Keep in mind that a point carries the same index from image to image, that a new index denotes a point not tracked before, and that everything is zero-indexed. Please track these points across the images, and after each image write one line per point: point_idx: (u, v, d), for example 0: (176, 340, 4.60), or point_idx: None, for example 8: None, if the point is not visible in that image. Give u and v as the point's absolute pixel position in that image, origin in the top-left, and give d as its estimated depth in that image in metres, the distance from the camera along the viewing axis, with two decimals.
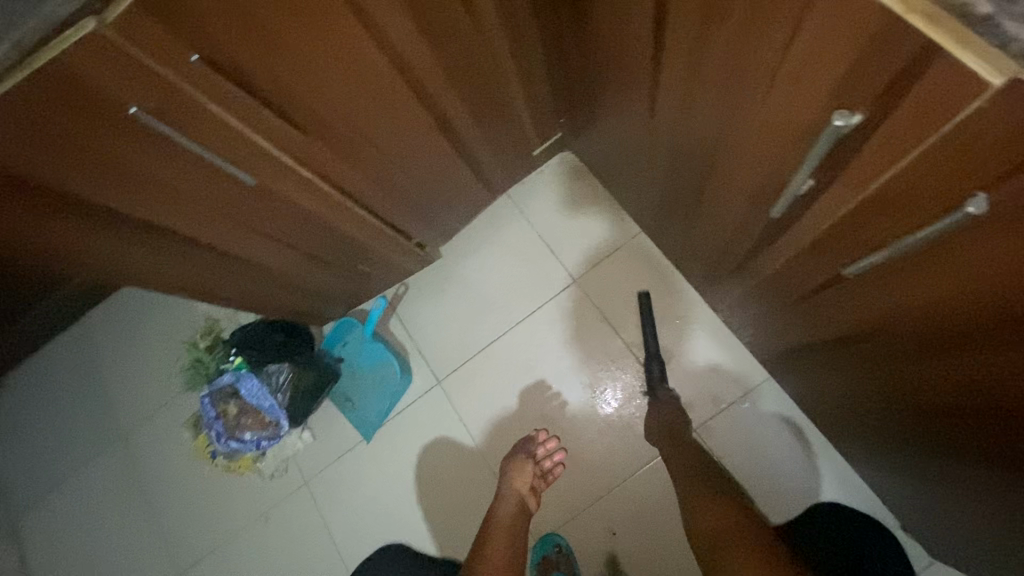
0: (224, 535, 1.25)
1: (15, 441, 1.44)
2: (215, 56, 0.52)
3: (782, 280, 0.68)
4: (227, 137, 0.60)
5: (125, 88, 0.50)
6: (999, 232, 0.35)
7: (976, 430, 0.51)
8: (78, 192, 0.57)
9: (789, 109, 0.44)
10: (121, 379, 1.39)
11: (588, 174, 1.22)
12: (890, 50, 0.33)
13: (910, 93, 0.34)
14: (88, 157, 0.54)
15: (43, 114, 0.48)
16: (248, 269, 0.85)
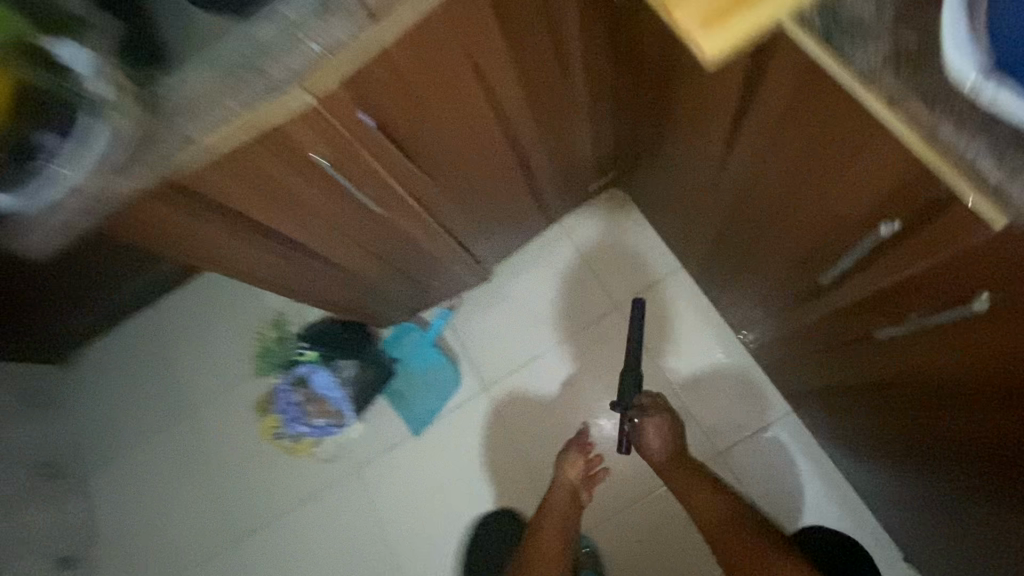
0: (280, 508, 1.38)
1: (90, 406, 1.58)
2: (371, 121, 0.65)
3: (815, 330, 0.78)
4: (362, 178, 0.73)
5: (303, 144, 0.63)
6: (999, 326, 0.46)
7: (980, 474, 0.60)
8: (245, 214, 0.70)
9: (841, 209, 0.55)
10: (192, 359, 1.53)
11: (635, 209, 1.32)
12: (925, 190, 0.44)
13: (937, 220, 0.45)
14: (261, 190, 0.67)
15: (242, 161, 0.61)
16: (343, 277, 0.98)
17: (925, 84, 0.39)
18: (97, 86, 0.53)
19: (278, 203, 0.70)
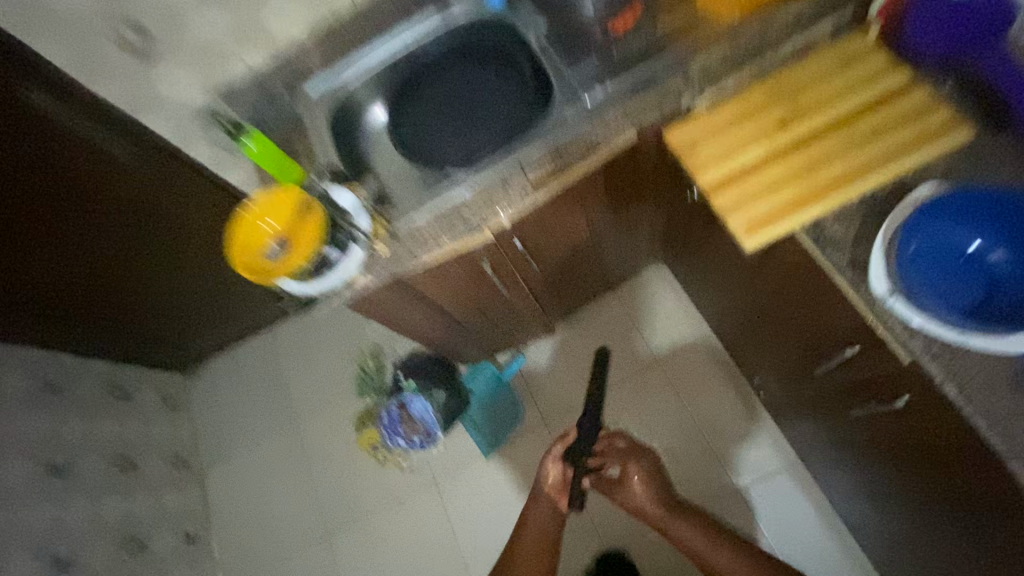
0: (366, 510, 1.68)
1: (212, 410, 1.92)
2: (504, 239, 0.95)
3: (810, 408, 1.04)
4: (490, 274, 1.04)
5: (461, 257, 0.93)
6: (919, 415, 0.69)
7: (940, 527, 0.79)
8: (413, 296, 1.01)
9: (822, 333, 0.82)
10: (300, 378, 1.86)
11: (674, 284, 1.55)
12: (862, 334, 0.71)
13: (872, 348, 0.71)
14: (428, 285, 0.99)
15: (421, 272, 0.92)
16: (455, 333, 1.30)
17: (859, 278, 0.68)
18: (362, 222, 0.88)
19: (440, 291, 1.02)
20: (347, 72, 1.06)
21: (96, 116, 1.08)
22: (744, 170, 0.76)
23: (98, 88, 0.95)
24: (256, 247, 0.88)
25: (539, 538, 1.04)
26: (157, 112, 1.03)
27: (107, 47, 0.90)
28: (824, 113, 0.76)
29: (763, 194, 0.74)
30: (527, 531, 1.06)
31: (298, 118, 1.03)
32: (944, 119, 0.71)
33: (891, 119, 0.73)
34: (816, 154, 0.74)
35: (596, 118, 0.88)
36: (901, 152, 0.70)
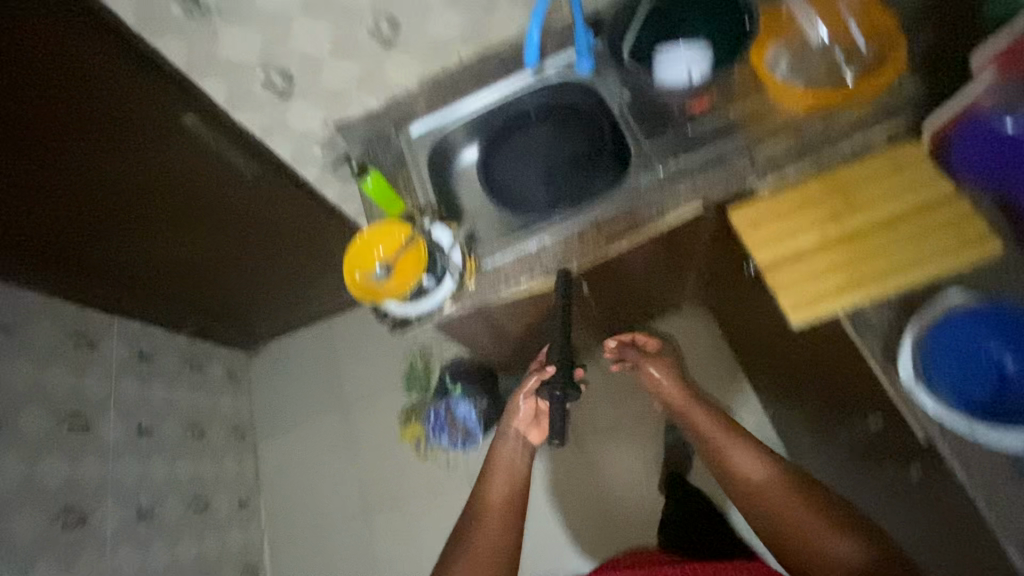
0: (404, 496, 1.83)
1: (268, 388, 2.10)
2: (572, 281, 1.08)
3: (830, 458, 1.15)
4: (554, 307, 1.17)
5: (534, 294, 1.07)
6: (927, 485, 0.81)
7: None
8: (485, 321, 1.15)
9: (849, 399, 0.93)
10: (352, 368, 2.03)
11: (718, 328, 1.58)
12: (887, 411, 0.82)
13: (894, 423, 0.82)
14: (501, 312, 1.12)
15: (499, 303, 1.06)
16: (508, 350, 1.43)
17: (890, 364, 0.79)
18: (455, 258, 1.03)
19: (509, 317, 1.16)
20: (451, 124, 1.20)
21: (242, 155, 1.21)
22: (796, 254, 0.88)
23: (242, 116, 1.10)
24: (364, 268, 1.03)
25: (508, 468, 1.12)
26: (282, 138, 1.18)
27: (255, 87, 1.05)
28: (873, 211, 0.87)
29: (810, 278, 0.86)
30: (497, 466, 1.13)
31: (402, 157, 1.19)
32: (981, 231, 0.81)
33: (933, 225, 0.84)
34: (862, 248, 0.86)
35: (667, 189, 1.01)
36: (938, 257, 0.81)
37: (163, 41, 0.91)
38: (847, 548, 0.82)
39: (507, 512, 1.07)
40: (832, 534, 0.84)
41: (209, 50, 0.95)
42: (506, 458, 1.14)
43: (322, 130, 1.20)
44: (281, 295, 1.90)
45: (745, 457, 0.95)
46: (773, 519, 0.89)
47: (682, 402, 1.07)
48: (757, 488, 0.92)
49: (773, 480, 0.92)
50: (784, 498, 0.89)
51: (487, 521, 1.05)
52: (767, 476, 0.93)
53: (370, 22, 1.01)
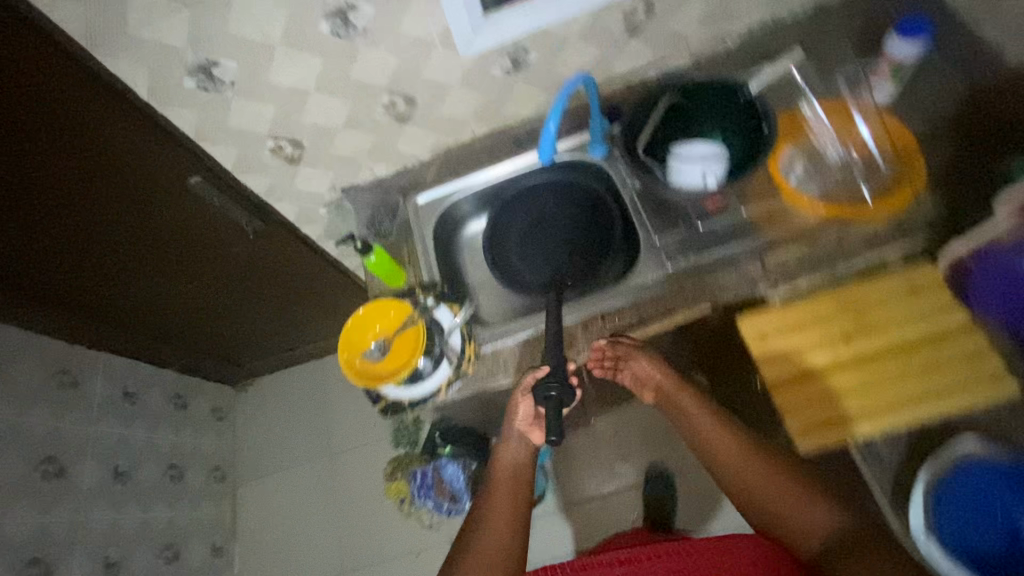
0: (384, 554, 1.77)
1: (253, 425, 2.04)
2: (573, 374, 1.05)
3: None
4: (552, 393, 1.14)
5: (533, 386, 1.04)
6: None
7: None
8: (482, 403, 1.12)
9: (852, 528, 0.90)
10: (341, 413, 1.98)
11: None
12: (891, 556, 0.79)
13: None
14: (496, 398, 1.09)
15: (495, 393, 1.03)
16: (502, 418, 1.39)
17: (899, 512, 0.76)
18: (454, 342, 1.01)
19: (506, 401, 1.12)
20: (456, 195, 1.18)
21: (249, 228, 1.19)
22: (807, 373, 0.87)
23: (249, 178, 1.08)
24: (360, 347, 1.00)
25: (512, 475, 0.96)
26: (287, 200, 1.17)
27: (264, 153, 1.03)
28: (888, 334, 0.85)
29: (821, 400, 0.85)
30: (501, 475, 0.96)
31: (407, 226, 1.17)
32: (998, 368, 0.80)
33: (948, 356, 0.82)
34: (875, 373, 0.84)
35: (677, 290, 0.98)
36: (954, 392, 0.80)
37: (173, 112, 0.89)
38: (823, 514, 0.78)
39: (510, 531, 0.89)
40: (804, 499, 0.80)
41: (219, 120, 0.93)
42: (508, 466, 0.97)
43: (328, 193, 1.18)
44: (274, 337, 1.88)
45: (704, 424, 0.91)
46: (741, 490, 0.84)
47: (671, 392, 0.96)
48: (721, 461, 0.87)
49: (737, 447, 0.87)
50: (754, 465, 0.84)
51: (491, 538, 0.87)
52: (727, 442, 0.88)
53: (385, 99, 0.99)
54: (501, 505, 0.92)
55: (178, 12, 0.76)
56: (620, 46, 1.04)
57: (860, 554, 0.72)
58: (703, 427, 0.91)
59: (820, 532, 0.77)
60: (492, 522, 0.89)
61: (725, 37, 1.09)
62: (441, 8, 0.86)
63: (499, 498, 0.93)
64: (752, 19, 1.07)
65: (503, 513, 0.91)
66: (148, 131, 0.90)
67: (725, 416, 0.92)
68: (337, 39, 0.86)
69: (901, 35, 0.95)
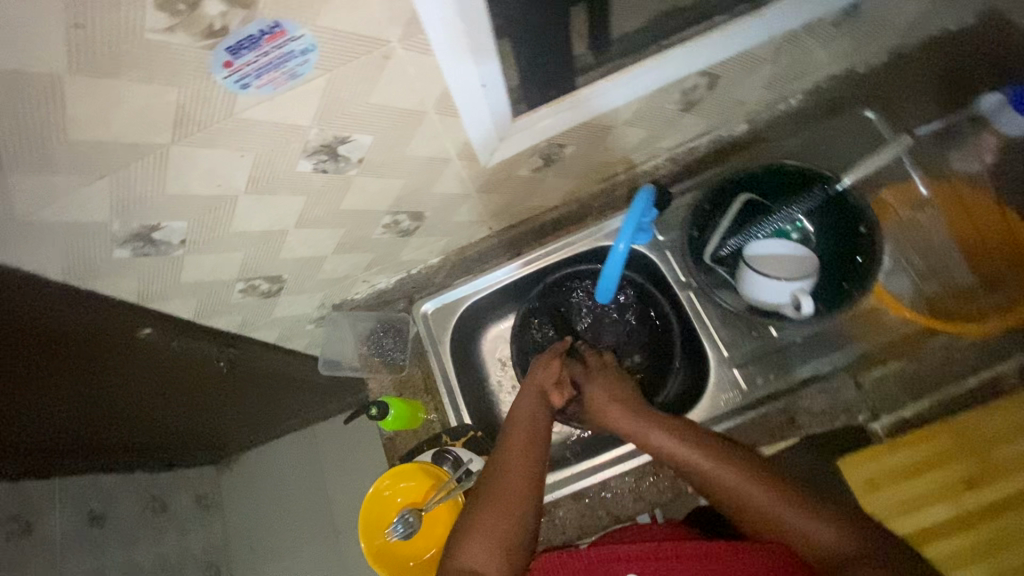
0: None
1: (242, 509, 1.85)
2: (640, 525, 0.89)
3: None
4: None
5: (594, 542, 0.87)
6: None
7: None
8: None
9: None
10: (343, 487, 1.84)
11: None
12: None
13: None
14: None
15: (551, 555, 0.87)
16: None
17: None
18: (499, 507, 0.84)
19: None
20: (474, 299, 0.98)
21: (221, 360, 0.95)
22: (933, 529, 0.75)
23: (216, 319, 0.85)
24: (384, 526, 0.81)
25: (528, 427, 0.76)
26: (265, 327, 0.95)
27: (233, 296, 0.80)
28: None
29: (957, 561, 0.73)
30: (518, 424, 0.77)
31: (420, 346, 0.97)
32: None
33: None
34: (1015, 526, 0.72)
35: (760, 421, 0.82)
36: None
37: (105, 283, 0.65)
38: (821, 526, 0.65)
39: (519, 503, 0.67)
40: (800, 513, 0.66)
41: (171, 278, 0.70)
42: (525, 417, 0.77)
43: (316, 311, 0.97)
44: (260, 425, 1.66)
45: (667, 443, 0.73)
46: (738, 512, 0.69)
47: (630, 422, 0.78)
48: (707, 485, 0.70)
49: (707, 456, 0.71)
50: (735, 477, 0.69)
51: (503, 491, 0.68)
52: (713, 465, 0.70)
53: (387, 220, 0.78)
54: (513, 465, 0.70)
55: (92, 184, 0.51)
56: (671, 122, 0.84)
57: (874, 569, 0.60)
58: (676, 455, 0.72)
59: (817, 546, 0.64)
60: (505, 477, 0.69)
61: (788, 96, 0.90)
62: (464, 122, 0.64)
63: (512, 461, 0.71)
64: (821, 76, 0.89)
65: (516, 471, 0.70)
66: (84, 303, 0.66)
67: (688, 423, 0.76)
68: (324, 175, 0.63)
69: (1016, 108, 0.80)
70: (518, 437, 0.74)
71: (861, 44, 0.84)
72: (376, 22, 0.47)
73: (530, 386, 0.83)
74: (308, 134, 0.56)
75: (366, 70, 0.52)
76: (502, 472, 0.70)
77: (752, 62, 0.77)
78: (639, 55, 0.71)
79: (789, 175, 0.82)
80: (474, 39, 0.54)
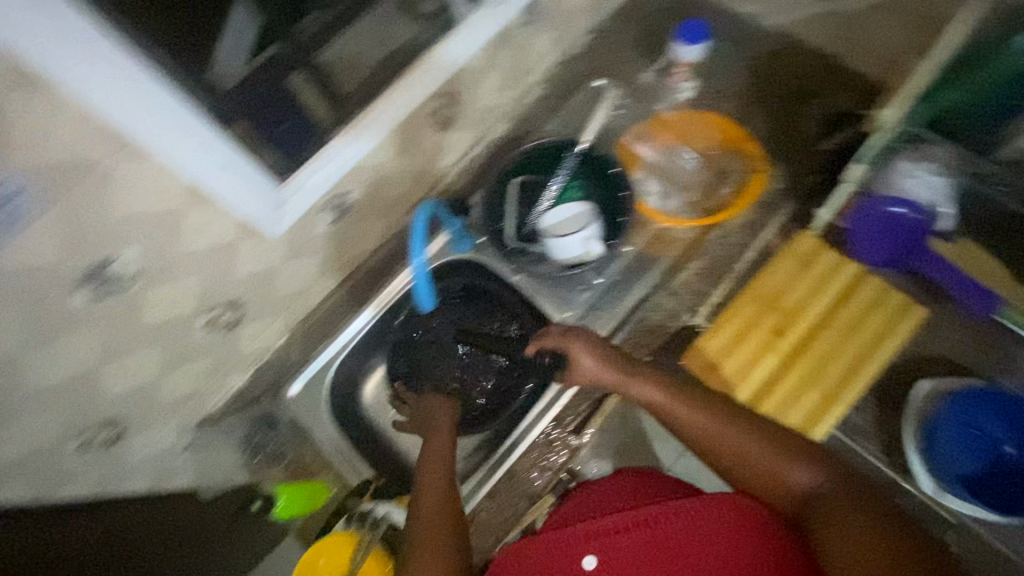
0: None
1: None
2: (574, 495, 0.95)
3: None
4: None
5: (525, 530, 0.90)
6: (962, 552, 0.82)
7: None
8: None
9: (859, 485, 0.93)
10: None
11: None
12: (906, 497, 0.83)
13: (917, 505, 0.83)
14: None
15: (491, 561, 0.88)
16: None
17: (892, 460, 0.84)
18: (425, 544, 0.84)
19: None
20: (337, 361, 0.98)
21: None
22: (767, 385, 0.87)
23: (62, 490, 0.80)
24: None
25: (442, 468, 0.76)
26: (127, 478, 0.89)
27: (69, 457, 0.76)
28: (808, 314, 0.89)
29: (794, 401, 0.86)
30: (429, 466, 0.77)
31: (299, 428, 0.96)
32: (901, 300, 0.88)
33: (862, 309, 0.88)
34: (817, 353, 0.87)
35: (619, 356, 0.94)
36: (884, 339, 0.86)
37: None
38: (801, 469, 0.66)
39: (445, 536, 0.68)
40: (790, 460, 0.67)
41: None
42: (439, 457, 0.78)
43: (179, 440, 0.93)
44: None
45: (668, 404, 0.75)
46: (725, 463, 0.70)
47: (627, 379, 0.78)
48: (702, 436, 0.71)
49: (709, 417, 0.72)
50: (726, 431, 0.70)
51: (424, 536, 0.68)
52: (713, 420, 0.71)
53: (202, 319, 0.79)
54: (433, 504, 0.72)
55: None
56: (436, 141, 0.94)
57: (841, 511, 0.61)
58: (683, 412, 0.73)
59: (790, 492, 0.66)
60: (423, 521, 0.70)
61: (527, 90, 1.05)
62: (225, 206, 0.68)
63: (428, 506, 0.72)
64: (545, 67, 1.05)
65: (432, 506, 0.71)
66: None
67: (686, 386, 0.76)
68: (105, 301, 0.64)
69: (684, 42, 0.96)
70: (435, 476, 0.75)
71: (559, 32, 1.01)
72: (77, 147, 0.51)
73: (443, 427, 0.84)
74: (60, 271, 0.57)
75: (92, 192, 0.55)
76: (421, 518, 0.70)
77: (473, 73, 0.90)
78: (372, 97, 0.81)
79: (547, 152, 0.98)
80: (192, 133, 0.59)
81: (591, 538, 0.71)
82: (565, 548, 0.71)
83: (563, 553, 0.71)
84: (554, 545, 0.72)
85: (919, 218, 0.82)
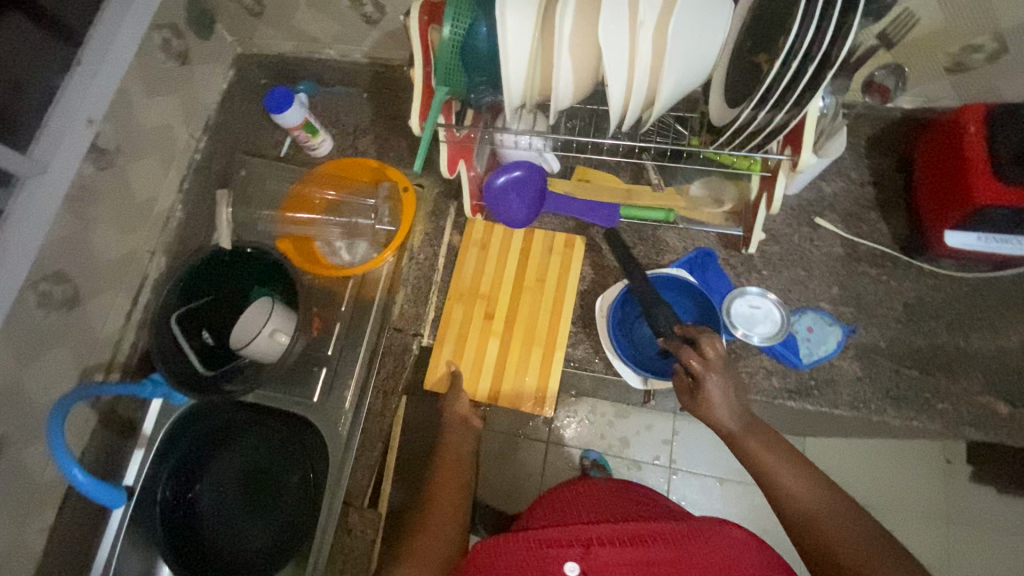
0: None
1: None
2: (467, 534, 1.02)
3: None
4: None
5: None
6: None
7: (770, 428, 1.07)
8: None
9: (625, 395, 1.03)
10: None
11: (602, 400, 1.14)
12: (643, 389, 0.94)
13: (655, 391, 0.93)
14: None
15: None
16: None
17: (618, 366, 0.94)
18: None
19: None
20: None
21: None
22: (498, 367, 0.94)
23: None
24: None
25: (452, 495, 0.75)
26: None
27: None
28: (503, 287, 0.97)
29: (523, 368, 0.94)
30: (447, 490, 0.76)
31: None
32: (563, 237, 0.99)
33: (541, 260, 0.98)
34: (523, 317, 0.95)
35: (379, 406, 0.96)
36: (566, 274, 0.97)
37: None
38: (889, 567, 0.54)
39: (457, 516, 0.72)
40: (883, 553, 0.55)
41: None
42: (452, 482, 0.77)
43: None
44: None
45: (778, 462, 0.65)
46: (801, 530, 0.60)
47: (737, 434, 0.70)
48: (792, 498, 0.62)
49: (821, 495, 0.62)
50: (831, 509, 0.60)
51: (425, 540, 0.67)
52: (822, 493, 0.62)
53: None
54: (440, 518, 0.71)
55: None
56: (79, 320, 0.88)
57: None
58: (779, 466, 0.65)
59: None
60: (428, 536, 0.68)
61: (166, 216, 1.01)
62: None
63: (439, 521, 0.71)
64: (172, 186, 1.02)
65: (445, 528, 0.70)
66: None
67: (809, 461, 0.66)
68: None
69: (277, 111, 0.96)
70: (449, 502, 0.74)
71: (163, 152, 0.99)
72: None
73: (450, 445, 0.83)
74: None
75: None
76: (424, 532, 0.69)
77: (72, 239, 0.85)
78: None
79: (208, 269, 0.92)
80: None
81: (578, 543, 0.58)
82: (546, 548, 0.58)
83: (540, 551, 0.58)
84: (529, 543, 0.59)
85: (524, 172, 0.92)
